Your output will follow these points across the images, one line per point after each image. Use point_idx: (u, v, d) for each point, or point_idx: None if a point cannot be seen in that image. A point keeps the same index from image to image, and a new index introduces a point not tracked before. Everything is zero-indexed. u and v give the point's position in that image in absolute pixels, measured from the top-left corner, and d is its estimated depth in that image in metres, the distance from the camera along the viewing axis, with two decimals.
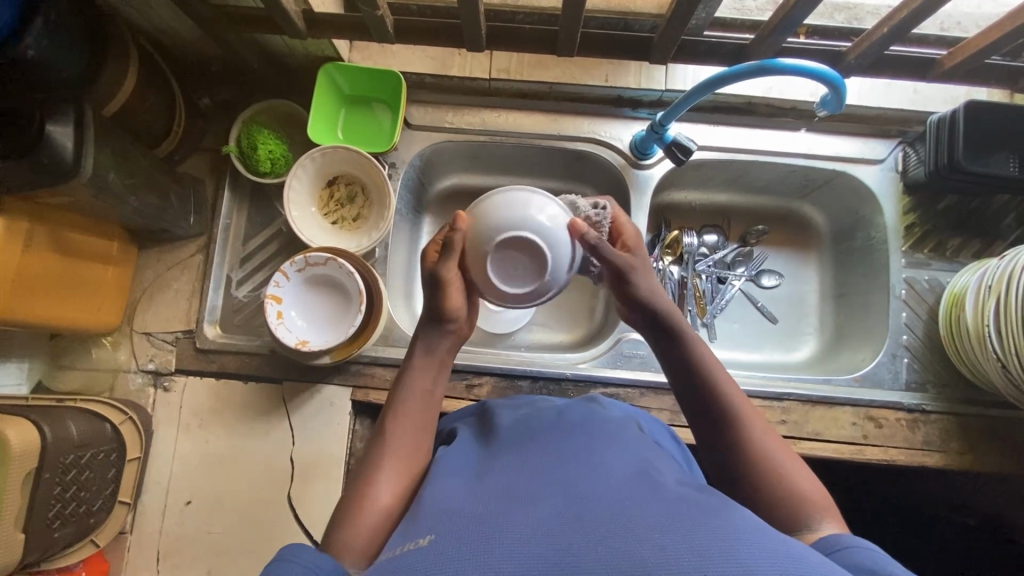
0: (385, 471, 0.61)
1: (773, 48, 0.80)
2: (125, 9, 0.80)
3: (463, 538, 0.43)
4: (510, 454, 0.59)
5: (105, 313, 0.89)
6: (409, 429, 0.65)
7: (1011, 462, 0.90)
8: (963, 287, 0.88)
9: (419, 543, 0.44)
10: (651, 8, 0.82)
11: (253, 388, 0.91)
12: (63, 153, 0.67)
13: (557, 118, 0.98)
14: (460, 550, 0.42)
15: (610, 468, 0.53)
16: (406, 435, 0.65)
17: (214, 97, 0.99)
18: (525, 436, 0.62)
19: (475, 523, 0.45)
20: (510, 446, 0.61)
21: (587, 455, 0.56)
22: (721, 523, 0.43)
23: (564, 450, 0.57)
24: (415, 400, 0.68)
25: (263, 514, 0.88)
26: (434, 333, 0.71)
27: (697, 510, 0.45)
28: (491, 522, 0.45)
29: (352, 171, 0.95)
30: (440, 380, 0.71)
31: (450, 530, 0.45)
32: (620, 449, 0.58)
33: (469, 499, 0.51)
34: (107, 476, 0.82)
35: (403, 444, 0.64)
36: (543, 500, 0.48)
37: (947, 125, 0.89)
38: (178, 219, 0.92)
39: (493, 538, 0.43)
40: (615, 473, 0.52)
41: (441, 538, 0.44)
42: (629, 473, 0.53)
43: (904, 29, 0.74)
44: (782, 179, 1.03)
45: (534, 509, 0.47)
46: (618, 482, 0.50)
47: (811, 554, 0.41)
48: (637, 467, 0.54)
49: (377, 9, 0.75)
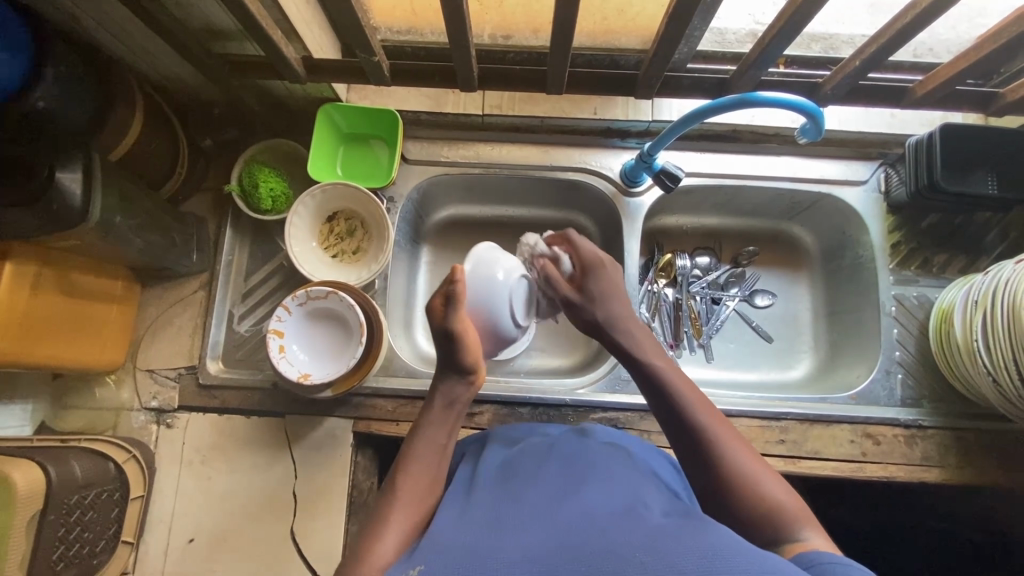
0: (391, 527, 0.59)
1: (753, 82, 0.84)
2: (132, 60, 0.83)
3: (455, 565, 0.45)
4: (503, 481, 0.60)
5: (108, 351, 0.90)
6: (420, 483, 0.64)
7: (1009, 476, 0.90)
8: (951, 302, 0.90)
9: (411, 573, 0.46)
10: (636, 44, 0.86)
11: (256, 422, 0.92)
12: (71, 201, 0.69)
13: (550, 150, 1.02)
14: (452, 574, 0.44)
15: (600, 496, 0.55)
16: (414, 488, 0.64)
17: (217, 138, 1.02)
18: (518, 464, 0.64)
19: (467, 552, 0.47)
20: (500, 475, 0.62)
21: (577, 485, 0.57)
22: (700, 539, 0.44)
23: (552, 479, 0.59)
24: (427, 450, 0.68)
25: (267, 549, 0.88)
26: (455, 382, 0.72)
27: (677, 529, 0.47)
28: (481, 551, 0.47)
29: (350, 207, 0.97)
30: (454, 431, 0.71)
31: (443, 556, 0.47)
32: (610, 478, 0.59)
33: (462, 526, 0.52)
34: (111, 516, 0.82)
35: (410, 497, 0.63)
36: (532, 530, 0.50)
37: (925, 148, 0.92)
38: (181, 257, 0.94)
39: (483, 565, 0.45)
40: (600, 501, 0.54)
41: (433, 564, 0.46)
42: (616, 500, 0.54)
43: (874, 63, 0.78)
44: (770, 202, 1.06)
45: (524, 538, 0.49)
46: (604, 509, 0.52)
47: (781, 560, 0.42)
48: (627, 494, 0.56)
49: (374, 55, 0.79)
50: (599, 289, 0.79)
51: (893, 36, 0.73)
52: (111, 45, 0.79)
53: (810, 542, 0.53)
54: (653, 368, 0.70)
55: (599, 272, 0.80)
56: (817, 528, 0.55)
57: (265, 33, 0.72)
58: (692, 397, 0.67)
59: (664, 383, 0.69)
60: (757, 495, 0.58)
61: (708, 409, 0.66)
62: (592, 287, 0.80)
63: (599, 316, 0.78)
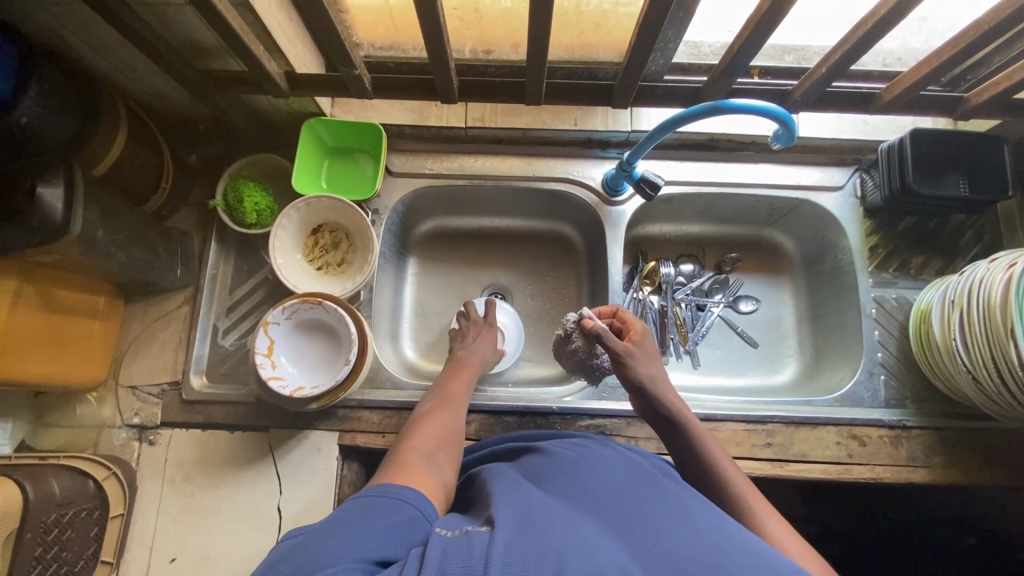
0: (429, 430, 0.72)
1: (724, 89, 0.87)
2: (117, 76, 0.85)
3: (518, 528, 0.47)
4: (547, 479, 0.60)
5: (90, 368, 0.90)
6: (456, 415, 0.77)
7: (994, 475, 0.90)
8: (928, 303, 0.91)
9: (473, 530, 0.48)
10: (613, 57, 0.89)
11: (240, 437, 0.91)
12: (52, 215, 0.69)
13: (532, 161, 1.04)
14: (517, 548, 0.44)
15: (643, 490, 0.57)
16: (449, 414, 0.76)
17: (202, 154, 1.03)
18: (558, 463, 0.63)
19: (527, 529, 0.47)
20: (537, 472, 0.62)
21: (621, 481, 0.59)
22: (753, 553, 0.46)
23: (598, 474, 0.60)
24: (440, 422, 0.73)
25: (248, 567, 0.86)
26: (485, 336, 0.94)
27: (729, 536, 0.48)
28: (540, 523, 0.48)
29: (336, 219, 0.98)
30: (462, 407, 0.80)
31: (504, 528, 0.47)
32: (650, 481, 0.60)
33: (518, 506, 0.52)
34: (90, 535, 0.81)
35: (447, 418, 0.75)
36: (589, 521, 0.50)
37: (896, 153, 0.94)
38: (165, 271, 0.94)
39: (543, 543, 0.44)
40: (643, 501, 0.54)
41: (499, 535, 0.46)
42: (664, 502, 0.54)
43: (840, 70, 0.81)
44: (750, 209, 1.08)
45: (583, 523, 0.49)
46: (650, 501, 0.54)
47: None
48: (666, 497, 0.56)
49: (355, 68, 0.80)
50: (647, 356, 0.81)
51: (856, 43, 0.76)
52: (95, 61, 0.80)
53: None
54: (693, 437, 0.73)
55: (638, 363, 0.79)
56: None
57: (248, 48, 0.73)
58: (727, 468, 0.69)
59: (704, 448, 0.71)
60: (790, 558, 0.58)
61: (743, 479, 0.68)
62: (642, 351, 0.81)
63: (645, 376, 0.77)
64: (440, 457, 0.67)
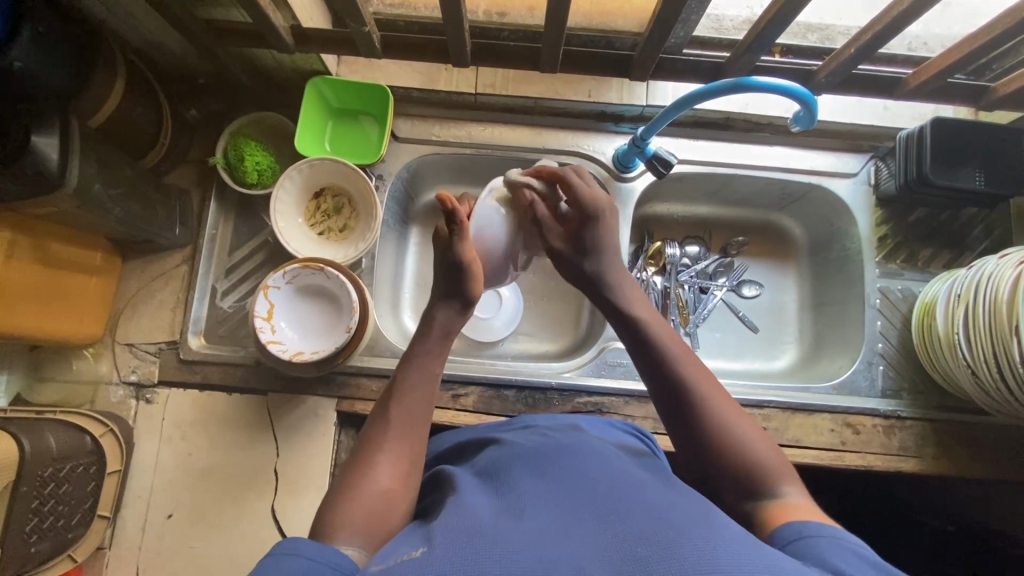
0: (387, 448, 0.59)
1: (748, 66, 0.84)
2: (114, 22, 0.81)
3: (457, 544, 0.42)
4: (503, 472, 0.56)
5: (87, 324, 0.89)
6: (432, 382, 0.66)
7: (981, 468, 0.92)
8: (934, 296, 0.90)
9: (413, 554, 0.42)
10: (632, 25, 0.85)
11: (237, 399, 0.91)
12: (47, 164, 0.67)
13: (542, 132, 1.01)
14: (450, 563, 0.39)
15: (597, 480, 0.52)
16: (414, 411, 0.62)
17: (202, 109, 1.00)
18: (518, 455, 0.59)
19: (468, 537, 0.43)
20: (495, 468, 0.57)
21: (574, 471, 0.54)
22: (700, 531, 0.42)
23: (543, 465, 0.56)
24: (412, 399, 0.63)
25: (244, 527, 0.87)
26: (452, 312, 0.70)
27: (678, 518, 0.44)
28: (485, 535, 0.43)
29: (339, 183, 0.96)
30: (444, 364, 0.68)
31: (442, 543, 0.42)
32: (618, 471, 0.55)
33: (464, 513, 0.48)
34: (87, 490, 0.82)
35: (409, 422, 0.62)
36: (535, 526, 0.45)
37: (915, 141, 0.92)
38: (163, 230, 0.92)
39: (483, 553, 0.41)
40: (597, 493, 0.49)
41: (436, 550, 0.41)
42: (613, 489, 0.50)
43: (868, 52, 0.78)
44: (761, 193, 1.06)
45: (529, 531, 0.44)
46: (599, 490, 0.50)
47: (783, 558, 0.40)
48: (623, 483, 0.52)
49: (364, 25, 0.77)
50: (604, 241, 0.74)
51: (887, 24, 0.73)
52: (93, 6, 0.76)
53: (790, 499, 0.53)
54: (643, 327, 0.68)
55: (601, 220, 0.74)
56: (797, 485, 0.55)
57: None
58: (684, 358, 0.64)
59: (658, 341, 0.66)
60: (748, 458, 0.56)
61: (701, 370, 0.63)
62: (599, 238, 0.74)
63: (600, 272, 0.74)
64: (399, 490, 0.56)
